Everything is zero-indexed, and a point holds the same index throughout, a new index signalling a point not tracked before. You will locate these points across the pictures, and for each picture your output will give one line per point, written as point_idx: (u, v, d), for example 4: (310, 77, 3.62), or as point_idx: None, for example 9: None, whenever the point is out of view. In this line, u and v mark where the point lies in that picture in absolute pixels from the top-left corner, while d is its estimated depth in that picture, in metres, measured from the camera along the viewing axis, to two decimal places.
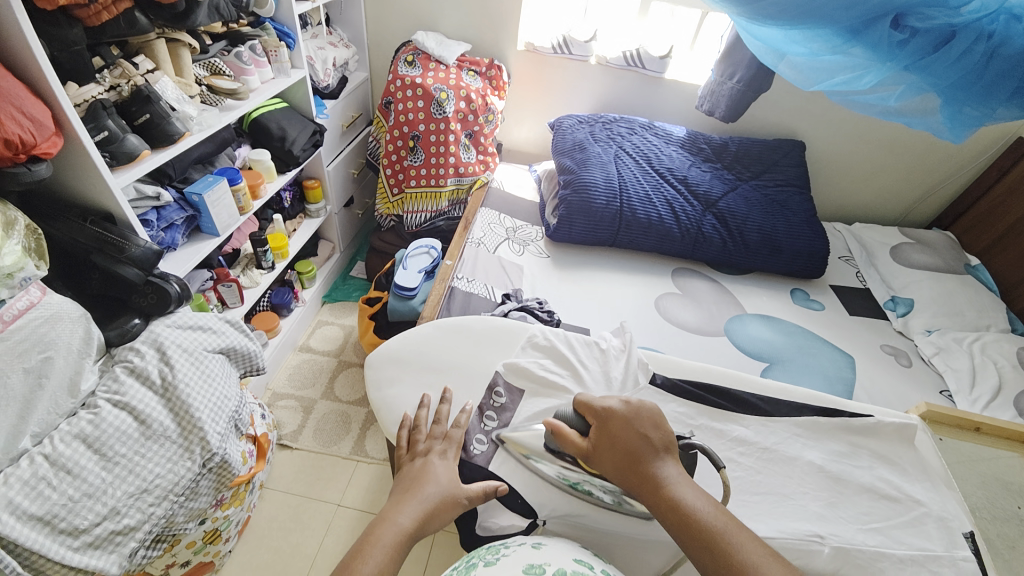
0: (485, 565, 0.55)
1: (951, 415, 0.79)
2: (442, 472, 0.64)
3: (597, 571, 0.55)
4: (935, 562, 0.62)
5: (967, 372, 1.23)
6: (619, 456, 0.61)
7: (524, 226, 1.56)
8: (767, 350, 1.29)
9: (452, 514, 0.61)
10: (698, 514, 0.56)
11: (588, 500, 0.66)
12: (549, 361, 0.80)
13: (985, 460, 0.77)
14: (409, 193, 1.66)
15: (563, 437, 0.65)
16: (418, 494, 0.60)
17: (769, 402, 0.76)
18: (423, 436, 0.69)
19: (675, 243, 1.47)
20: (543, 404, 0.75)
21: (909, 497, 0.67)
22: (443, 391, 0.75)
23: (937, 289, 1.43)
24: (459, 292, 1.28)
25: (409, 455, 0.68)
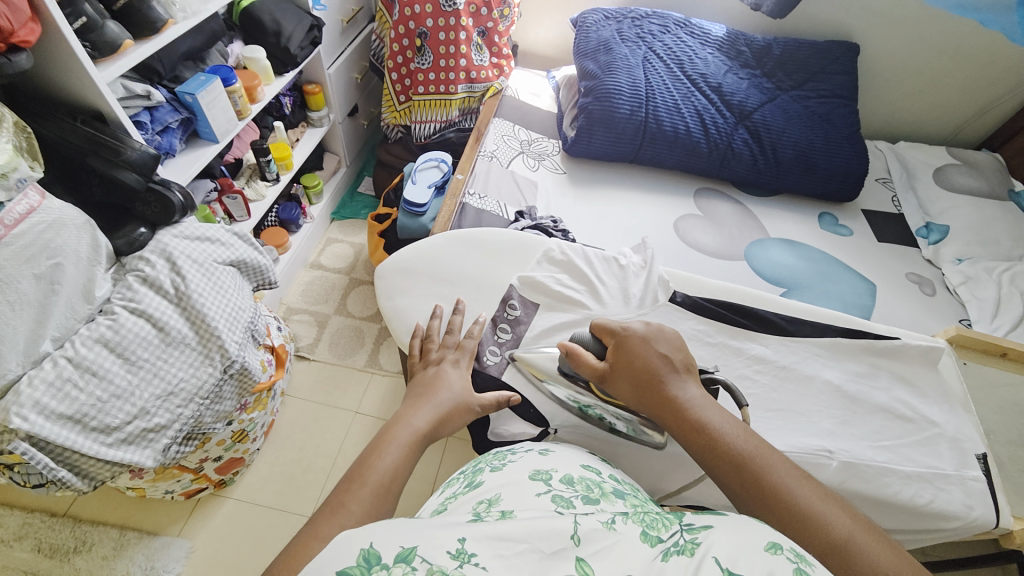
0: (492, 470, 0.56)
1: (980, 339, 0.77)
2: (455, 379, 0.65)
3: (604, 476, 0.56)
4: (940, 479, 0.63)
5: (993, 302, 1.20)
6: (638, 377, 0.61)
7: (539, 139, 1.46)
8: (787, 276, 1.25)
9: (464, 420, 0.63)
10: (725, 436, 0.55)
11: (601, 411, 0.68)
12: (565, 276, 0.78)
13: (1006, 385, 0.76)
14: (416, 100, 1.54)
15: (577, 360, 0.65)
16: (431, 400, 0.61)
17: (792, 322, 0.74)
18: (437, 345, 0.70)
19: (702, 159, 1.38)
20: (558, 319, 0.75)
21: (923, 418, 0.67)
22: (456, 303, 0.74)
23: (976, 215, 1.35)
24: (471, 208, 1.23)
25: (422, 363, 0.68)
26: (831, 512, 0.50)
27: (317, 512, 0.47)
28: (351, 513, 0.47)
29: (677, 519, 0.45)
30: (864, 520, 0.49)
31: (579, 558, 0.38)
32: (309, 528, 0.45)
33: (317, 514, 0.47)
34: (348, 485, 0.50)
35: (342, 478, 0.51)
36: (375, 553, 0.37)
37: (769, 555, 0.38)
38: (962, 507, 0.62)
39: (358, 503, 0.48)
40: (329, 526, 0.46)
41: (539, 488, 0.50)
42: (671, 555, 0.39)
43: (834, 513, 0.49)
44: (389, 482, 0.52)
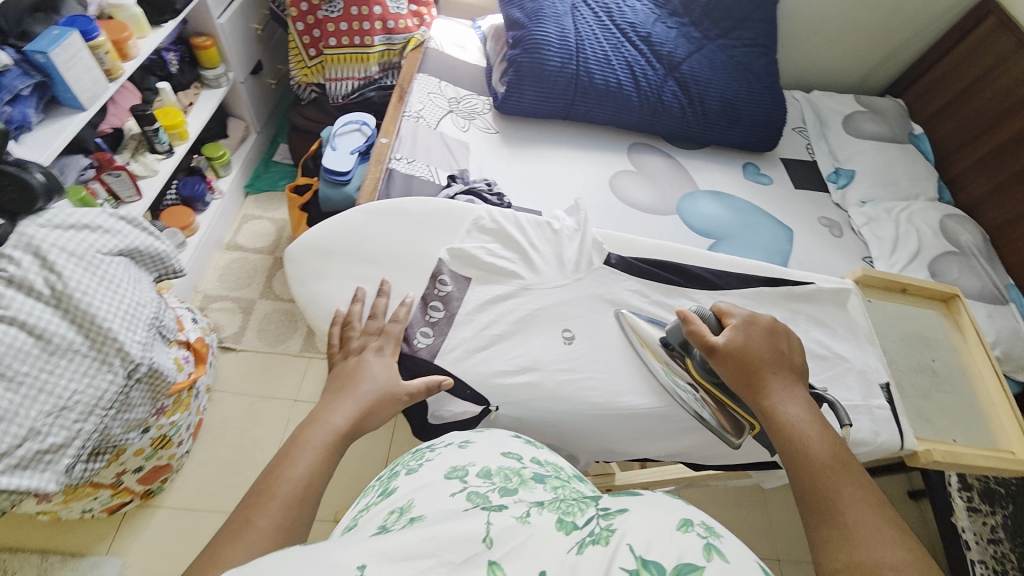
0: (408, 472, 0.56)
1: (881, 278, 0.84)
2: (378, 370, 0.61)
3: (524, 461, 0.56)
4: (851, 409, 0.70)
5: (891, 240, 1.32)
6: (749, 362, 0.62)
7: (468, 96, 1.38)
8: (716, 228, 1.32)
9: (392, 410, 0.60)
10: (816, 446, 0.57)
11: (545, 380, 0.67)
12: (498, 245, 0.75)
13: (907, 318, 0.83)
14: (329, 55, 1.38)
15: (693, 331, 0.64)
16: (351, 395, 0.58)
17: (719, 275, 0.77)
18: (358, 333, 0.66)
19: (634, 114, 1.37)
20: (494, 292, 0.72)
21: (836, 355, 0.73)
22: (380, 285, 0.70)
23: (880, 159, 1.46)
24: (399, 174, 1.15)
25: (342, 352, 0.64)
26: (881, 539, 0.48)
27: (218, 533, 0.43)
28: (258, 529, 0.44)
29: (593, 504, 0.45)
30: (922, 559, 0.47)
31: (490, 562, 0.38)
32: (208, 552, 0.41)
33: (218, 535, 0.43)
34: (254, 498, 0.46)
35: (247, 494, 0.47)
36: None
37: (684, 533, 0.40)
38: (870, 433, 0.69)
39: (265, 518, 0.44)
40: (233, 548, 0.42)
41: (454, 488, 0.50)
42: (587, 546, 0.39)
43: (879, 541, 0.48)
44: (305, 488, 0.48)
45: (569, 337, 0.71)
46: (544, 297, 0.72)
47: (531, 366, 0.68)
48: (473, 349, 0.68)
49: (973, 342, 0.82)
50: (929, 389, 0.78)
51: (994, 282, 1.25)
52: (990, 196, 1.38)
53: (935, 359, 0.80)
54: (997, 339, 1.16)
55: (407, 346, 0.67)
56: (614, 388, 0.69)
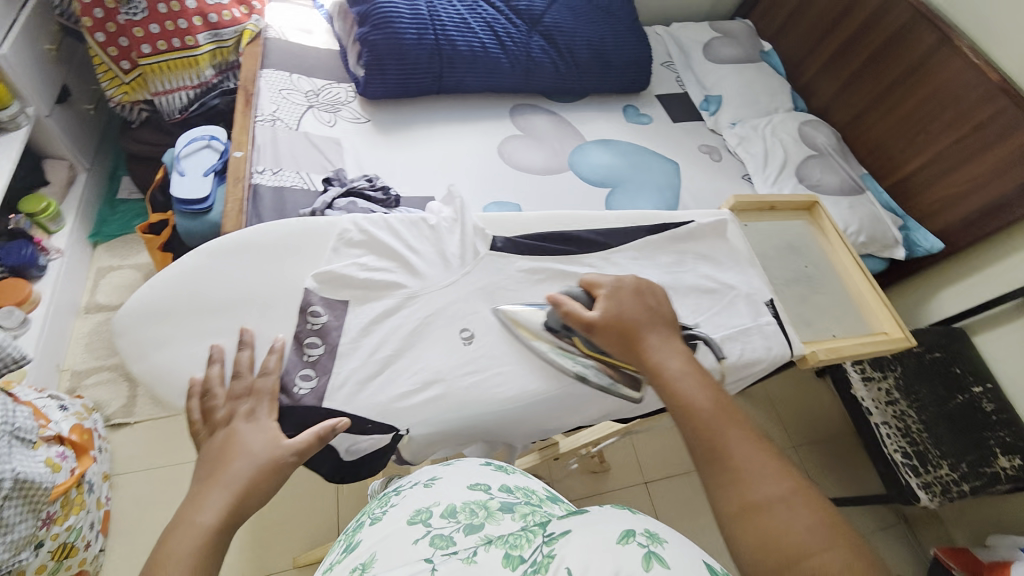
0: (372, 522, 0.61)
1: (752, 200, 0.89)
2: (249, 441, 0.56)
3: (490, 492, 0.62)
4: (744, 332, 0.75)
5: (762, 154, 1.42)
6: (623, 329, 0.65)
7: (327, 86, 1.25)
8: (610, 176, 1.35)
9: (279, 479, 0.56)
10: (695, 393, 0.61)
11: (451, 390, 0.65)
12: (371, 257, 0.71)
13: (779, 232, 0.90)
14: (147, 65, 1.16)
15: (567, 312, 0.66)
16: (220, 483, 0.53)
17: (606, 234, 0.79)
18: (222, 401, 0.60)
19: (507, 76, 1.32)
20: (377, 308, 0.68)
21: (723, 286, 0.78)
22: (240, 335, 0.64)
23: (740, 81, 1.55)
24: (266, 190, 1.03)
25: (210, 428, 0.58)
26: (769, 475, 0.54)
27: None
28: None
29: (538, 531, 0.54)
30: (796, 482, 0.53)
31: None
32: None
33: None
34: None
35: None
36: None
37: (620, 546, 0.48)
38: (763, 349, 0.74)
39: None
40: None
41: (417, 533, 0.55)
42: None
43: (768, 479, 0.53)
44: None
45: (468, 337, 0.69)
46: (431, 301, 0.70)
47: (437, 378, 0.66)
48: (364, 379, 0.64)
49: (836, 241, 0.91)
50: (806, 294, 0.85)
51: (851, 175, 1.37)
52: (838, 95, 1.47)
53: (807, 266, 0.88)
54: (860, 227, 1.27)
55: (287, 396, 0.62)
56: (525, 373, 0.68)
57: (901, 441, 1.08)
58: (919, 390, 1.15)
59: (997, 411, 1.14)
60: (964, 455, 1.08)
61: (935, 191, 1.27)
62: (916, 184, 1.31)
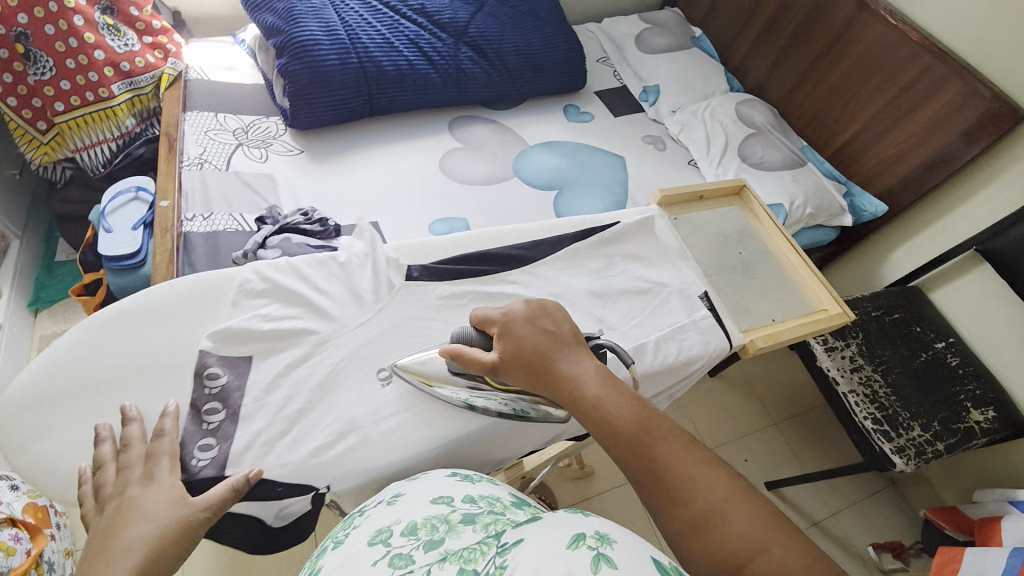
0: (335, 546, 0.53)
1: (680, 192, 0.90)
2: (142, 507, 0.52)
3: (456, 504, 0.54)
4: (682, 330, 0.74)
5: (704, 139, 1.43)
6: (529, 360, 0.62)
7: (257, 121, 1.22)
8: (557, 178, 1.34)
9: (190, 536, 0.53)
10: (616, 413, 0.58)
11: (367, 439, 0.63)
12: (274, 306, 0.69)
13: (710, 221, 0.91)
14: (63, 122, 1.11)
15: (465, 359, 0.62)
16: (117, 558, 0.49)
17: (532, 248, 0.79)
18: (112, 476, 0.55)
19: (438, 91, 1.31)
20: (281, 362, 0.66)
21: (655, 285, 0.79)
22: (125, 408, 0.59)
23: (674, 69, 1.56)
24: (197, 237, 0.99)
25: (108, 500, 0.53)
26: (704, 482, 0.52)
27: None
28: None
29: (495, 540, 0.46)
30: (733, 483, 0.53)
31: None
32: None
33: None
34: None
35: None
36: None
37: (571, 551, 0.41)
38: (701, 345, 0.74)
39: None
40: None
41: (375, 554, 0.47)
42: None
43: (704, 486, 0.52)
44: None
45: (386, 377, 0.67)
46: (344, 347, 0.68)
47: (353, 428, 0.63)
48: (272, 441, 0.61)
49: (768, 223, 0.92)
50: (744, 281, 0.85)
51: (791, 149, 1.39)
52: (770, 72, 1.49)
53: (742, 251, 0.89)
54: (806, 199, 1.28)
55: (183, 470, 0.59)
56: (450, 410, 0.67)
57: (870, 408, 1.07)
58: (883, 353, 1.15)
59: (963, 363, 1.16)
60: (936, 413, 1.09)
61: (873, 155, 1.28)
62: (854, 149, 1.32)
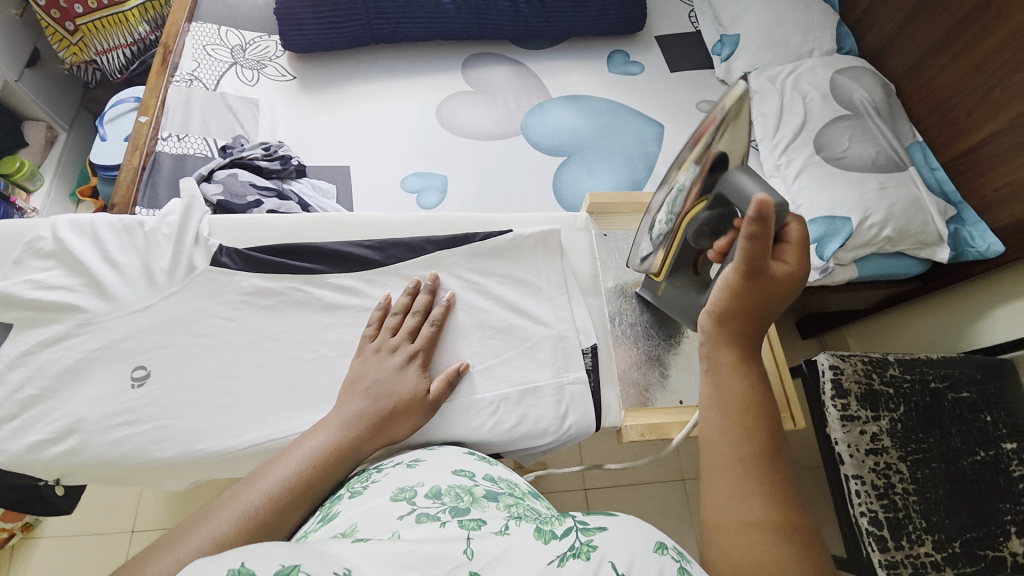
0: (353, 494, 0.46)
1: (620, 203, 0.76)
2: (385, 372, 0.56)
3: (478, 479, 0.46)
4: (532, 393, 0.62)
5: (775, 115, 1.10)
6: (758, 291, 0.50)
7: (257, 39, 1.15)
8: (567, 142, 1.13)
9: (418, 422, 0.55)
10: (759, 399, 0.49)
11: (85, 446, 0.53)
12: (54, 273, 0.58)
13: None
14: (83, 24, 1.14)
15: (755, 232, 0.46)
16: (343, 411, 0.53)
17: (406, 248, 0.67)
18: (386, 329, 0.60)
19: (452, 20, 1.15)
20: (34, 337, 0.56)
21: (533, 321, 0.66)
22: (433, 279, 0.64)
23: (767, 14, 1.19)
24: (166, 158, 0.98)
25: (369, 353, 0.58)
26: (773, 503, 0.43)
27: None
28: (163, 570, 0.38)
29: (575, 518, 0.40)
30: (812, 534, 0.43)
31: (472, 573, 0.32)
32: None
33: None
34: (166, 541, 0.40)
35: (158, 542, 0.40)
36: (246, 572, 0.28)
37: (657, 557, 0.34)
38: (553, 418, 0.62)
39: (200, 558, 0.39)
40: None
41: (400, 511, 0.39)
42: (567, 560, 0.33)
43: (767, 506, 0.43)
44: (256, 521, 0.43)
45: (140, 377, 0.57)
46: (110, 335, 0.57)
47: (74, 425, 0.54)
48: None
49: None
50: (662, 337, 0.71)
51: (894, 145, 1.03)
52: (898, 32, 1.10)
53: None
54: (888, 216, 0.96)
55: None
56: (198, 432, 0.55)
57: (873, 504, 0.85)
58: (926, 438, 0.89)
59: None
60: (961, 530, 0.85)
61: (1005, 171, 0.92)
62: (982, 158, 0.96)
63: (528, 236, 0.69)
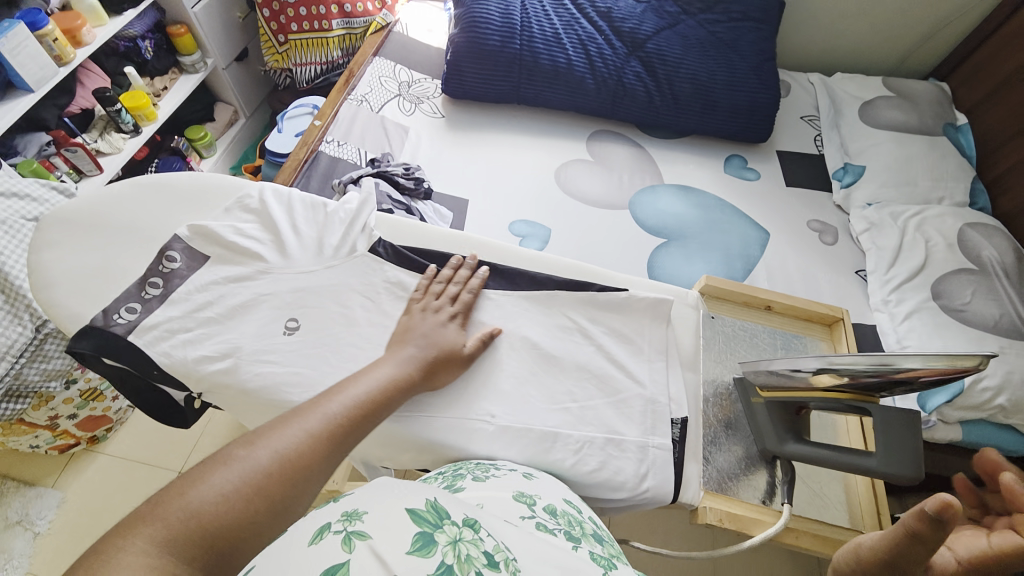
0: (474, 478, 0.53)
1: (738, 292, 0.78)
2: (433, 326, 0.62)
3: (586, 515, 0.51)
4: (617, 445, 0.62)
5: (891, 249, 1.08)
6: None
7: (422, 79, 1.34)
8: (671, 225, 1.17)
9: (456, 373, 0.62)
10: None
11: (236, 370, 0.60)
12: (252, 225, 0.70)
13: (761, 338, 0.76)
14: (292, 40, 1.40)
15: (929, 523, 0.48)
16: (400, 352, 0.58)
17: (522, 278, 0.73)
18: (436, 291, 0.67)
19: (590, 96, 1.27)
20: (224, 273, 0.66)
21: (630, 380, 0.67)
22: (472, 258, 0.72)
23: (899, 153, 1.20)
24: (325, 157, 1.14)
25: (418, 311, 0.64)
26: None
27: (210, 456, 0.42)
28: (274, 452, 0.43)
29: None
30: None
31: None
32: (242, 481, 0.41)
33: (263, 455, 0.43)
34: (269, 428, 0.45)
35: (263, 423, 0.46)
36: (442, 509, 0.37)
37: None
38: (632, 476, 0.61)
39: (307, 455, 0.45)
40: (263, 492, 0.41)
41: (523, 511, 0.46)
42: None
43: None
44: (343, 427, 0.48)
45: (292, 327, 0.64)
46: (278, 285, 0.66)
47: (231, 350, 0.61)
48: (172, 330, 0.61)
49: None
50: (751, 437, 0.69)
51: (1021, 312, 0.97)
52: None
53: None
54: (1003, 384, 0.88)
55: (103, 318, 0.61)
56: (319, 387, 0.61)
57: None
58: None
59: None
60: None
61: None
62: None
63: (642, 299, 0.71)
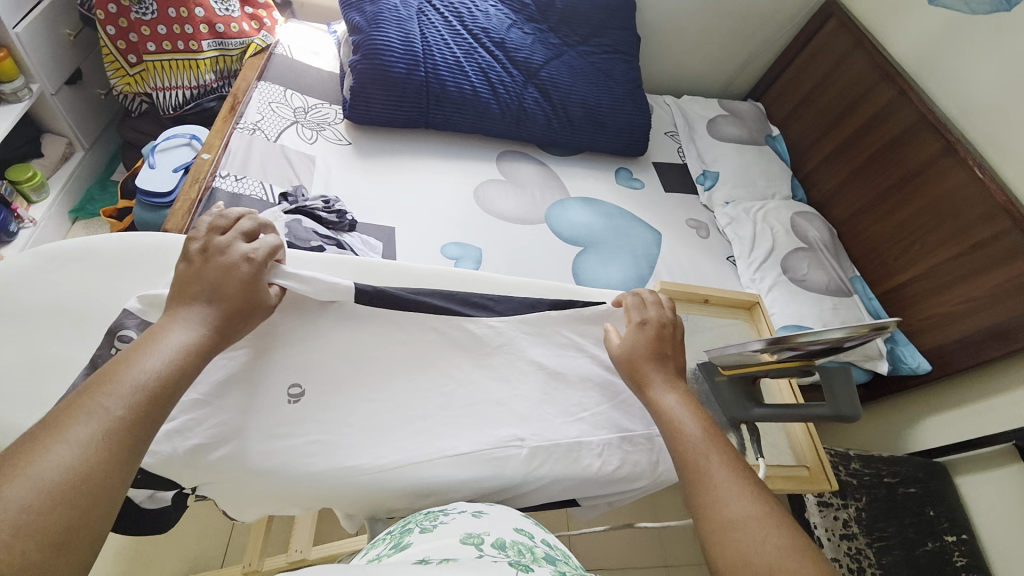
0: (422, 530, 0.53)
1: (683, 290, 0.91)
2: (218, 277, 0.56)
3: (536, 540, 0.52)
4: (630, 440, 0.69)
5: (750, 238, 1.35)
6: (637, 360, 0.67)
7: (319, 105, 1.27)
8: (584, 235, 1.30)
9: (257, 323, 0.59)
10: (678, 422, 0.60)
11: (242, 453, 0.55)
12: None
13: (703, 325, 0.90)
14: (150, 61, 1.23)
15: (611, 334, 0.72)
16: (180, 324, 0.52)
17: (507, 301, 0.75)
18: (203, 237, 0.59)
19: (496, 121, 1.34)
20: None
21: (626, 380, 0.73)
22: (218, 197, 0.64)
23: (740, 161, 1.51)
24: (223, 194, 1.01)
25: (201, 258, 0.57)
26: (746, 495, 0.52)
27: None
28: (33, 489, 0.37)
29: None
30: (769, 506, 0.51)
31: None
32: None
33: (20, 495, 0.36)
34: (17, 459, 0.39)
35: (2, 456, 0.39)
36: None
37: None
38: (648, 464, 0.68)
39: (92, 472, 0.40)
40: (42, 535, 0.36)
41: (472, 552, 0.46)
42: None
43: (751, 500, 0.51)
44: (134, 426, 0.44)
45: (296, 394, 0.60)
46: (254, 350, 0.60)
47: (226, 433, 0.56)
48: None
49: None
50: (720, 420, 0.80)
51: (840, 276, 1.29)
52: (838, 190, 1.44)
53: None
54: None
55: None
56: (343, 449, 0.58)
57: None
58: (886, 528, 1.07)
59: (968, 566, 1.06)
60: None
61: (928, 306, 1.20)
62: (908, 295, 1.25)
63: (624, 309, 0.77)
